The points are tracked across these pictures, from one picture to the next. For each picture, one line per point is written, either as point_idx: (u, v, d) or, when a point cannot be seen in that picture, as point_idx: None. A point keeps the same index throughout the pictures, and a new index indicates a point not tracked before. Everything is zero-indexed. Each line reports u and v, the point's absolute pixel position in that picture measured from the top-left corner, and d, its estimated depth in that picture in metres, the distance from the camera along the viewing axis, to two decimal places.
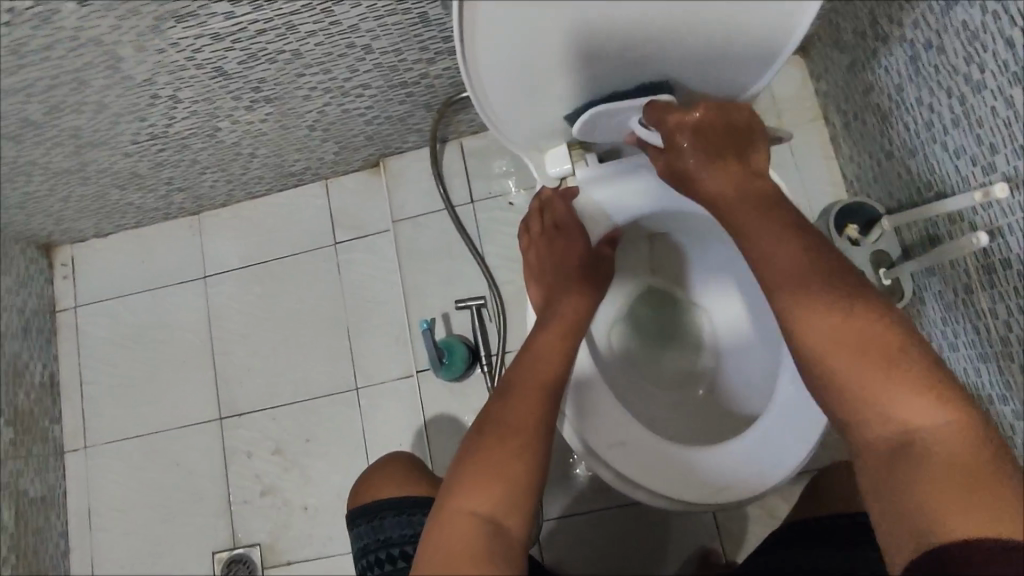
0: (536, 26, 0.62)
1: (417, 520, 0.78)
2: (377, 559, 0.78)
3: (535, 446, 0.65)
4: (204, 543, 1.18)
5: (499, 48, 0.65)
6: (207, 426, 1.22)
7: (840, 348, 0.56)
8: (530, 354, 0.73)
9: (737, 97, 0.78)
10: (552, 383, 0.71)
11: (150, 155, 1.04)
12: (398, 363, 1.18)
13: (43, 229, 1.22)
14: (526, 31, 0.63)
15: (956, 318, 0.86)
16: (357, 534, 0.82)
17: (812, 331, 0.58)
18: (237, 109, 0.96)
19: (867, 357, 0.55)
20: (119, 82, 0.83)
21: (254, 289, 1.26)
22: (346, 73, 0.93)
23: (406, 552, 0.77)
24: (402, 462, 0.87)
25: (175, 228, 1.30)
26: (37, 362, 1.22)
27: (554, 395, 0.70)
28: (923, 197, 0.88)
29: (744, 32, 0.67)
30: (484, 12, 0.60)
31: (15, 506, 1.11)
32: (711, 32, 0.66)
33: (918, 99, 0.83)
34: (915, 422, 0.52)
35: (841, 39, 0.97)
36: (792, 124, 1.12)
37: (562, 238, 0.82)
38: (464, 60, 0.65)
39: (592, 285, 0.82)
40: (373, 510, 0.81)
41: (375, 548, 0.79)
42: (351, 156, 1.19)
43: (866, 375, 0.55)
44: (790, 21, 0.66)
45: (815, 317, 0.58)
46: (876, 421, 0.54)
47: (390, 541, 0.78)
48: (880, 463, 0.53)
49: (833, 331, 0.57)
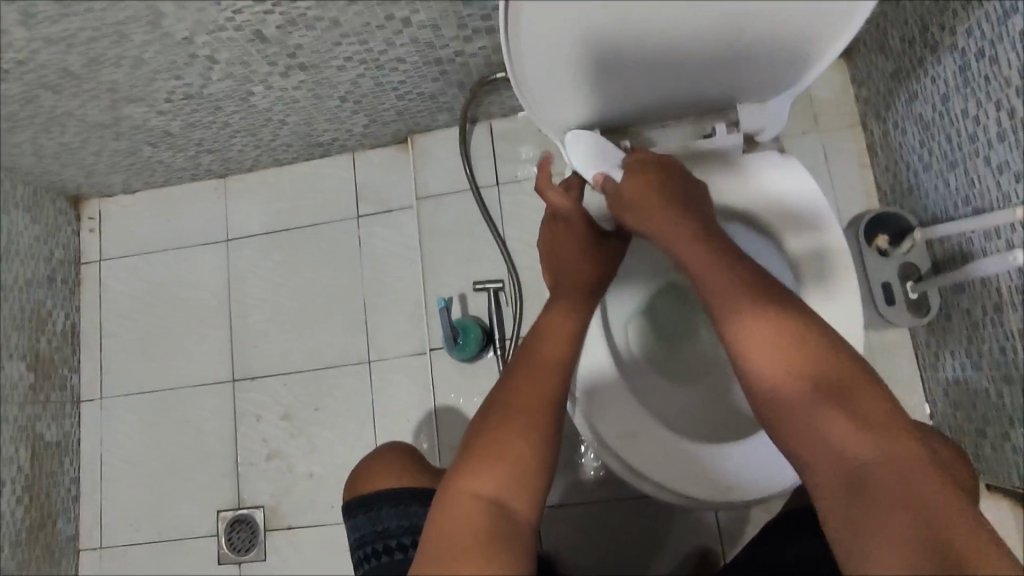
0: (583, 18, 0.63)
1: (414, 511, 0.79)
2: (374, 551, 0.78)
3: (541, 425, 0.65)
4: (210, 502, 1.20)
5: (546, 46, 0.66)
6: (220, 387, 1.24)
7: (800, 380, 0.57)
8: (537, 336, 0.74)
9: (787, 92, 0.77)
10: (559, 365, 0.71)
11: (183, 115, 1.05)
12: (412, 339, 1.19)
13: (74, 180, 1.23)
14: (571, 17, 0.62)
15: (982, 337, 0.85)
16: (353, 525, 0.82)
17: (769, 363, 0.59)
18: (272, 75, 0.96)
19: (819, 387, 0.56)
20: (159, 38, 0.84)
21: (275, 255, 1.26)
22: (382, 45, 0.92)
23: (402, 543, 0.77)
24: (398, 451, 0.87)
25: (201, 189, 1.31)
26: (59, 312, 1.25)
27: (563, 376, 0.70)
28: (960, 211, 0.86)
29: (793, 27, 0.66)
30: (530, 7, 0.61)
31: (31, 449, 1.14)
32: (761, 24, 0.65)
33: (964, 111, 0.81)
34: (875, 455, 0.53)
35: (888, 45, 0.95)
36: (827, 129, 1.09)
37: (563, 224, 0.82)
38: (506, 42, 0.65)
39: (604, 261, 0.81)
40: (370, 501, 0.81)
41: (372, 540, 0.79)
42: (380, 130, 1.19)
43: (828, 406, 0.56)
44: (841, 17, 0.65)
45: (770, 346, 0.59)
46: (842, 460, 0.54)
47: (388, 532, 0.78)
48: (844, 497, 0.53)
49: (791, 362, 0.58)
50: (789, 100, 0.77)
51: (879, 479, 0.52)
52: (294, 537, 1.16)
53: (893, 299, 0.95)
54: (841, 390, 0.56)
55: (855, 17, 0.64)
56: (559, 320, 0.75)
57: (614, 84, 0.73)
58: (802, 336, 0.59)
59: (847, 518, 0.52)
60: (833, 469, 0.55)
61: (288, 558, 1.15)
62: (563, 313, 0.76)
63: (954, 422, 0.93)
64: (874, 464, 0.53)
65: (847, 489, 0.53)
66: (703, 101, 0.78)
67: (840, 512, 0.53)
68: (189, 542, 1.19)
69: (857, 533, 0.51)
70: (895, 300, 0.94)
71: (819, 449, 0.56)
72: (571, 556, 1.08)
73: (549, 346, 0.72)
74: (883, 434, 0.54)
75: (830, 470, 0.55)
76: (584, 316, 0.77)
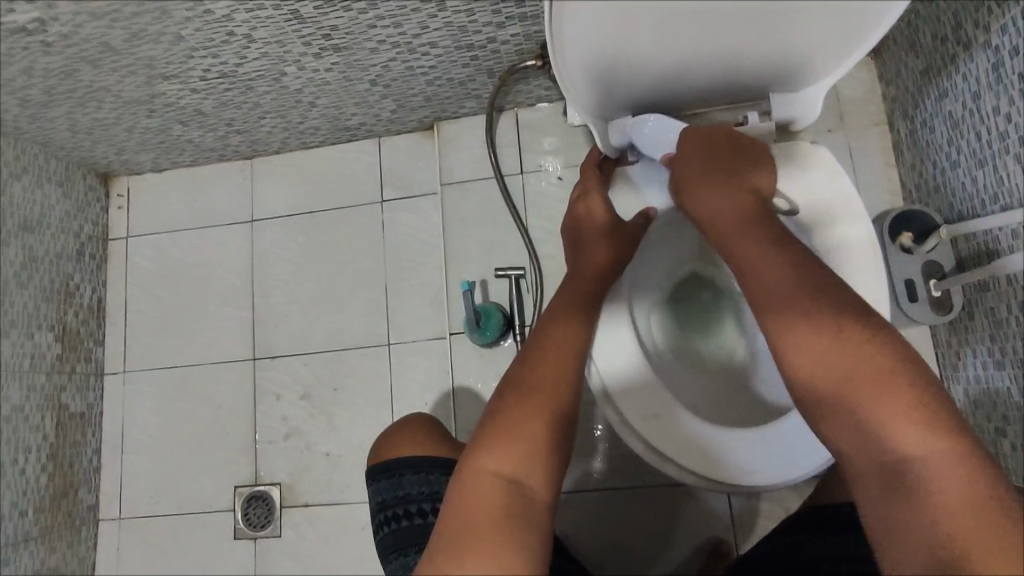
0: (623, 14, 0.63)
1: (434, 479, 0.81)
2: (394, 514, 0.80)
3: (556, 405, 0.66)
4: (228, 477, 1.22)
5: (584, 40, 0.67)
6: (241, 364, 1.26)
7: (836, 371, 0.60)
8: (553, 317, 0.75)
9: (812, 82, 0.78)
10: (574, 347, 0.72)
11: (216, 94, 1.06)
12: (432, 323, 1.20)
13: (105, 157, 1.25)
14: (614, 11, 0.63)
15: (1006, 335, 0.85)
16: (374, 490, 0.84)
17: (808, 360, 0.62)
18: (306, 56, 0.98)
19: (857, 383, 0.59)
20: (200, 14, 0.86)
21: (298, 237, 1.28)
22: (416, 29, 0.93)
23: (422, 509, 0.79)
24: (420, 420, 0.88)
25: (229, 170, 1.33)
26: (87, 286, 1.27)
27: (579, 357, 0.72)
28: (988, 209, 0.86)
29: (830, 21, 0.66)
30: (573, 7, 0.62)
31: (57, 418, 1.16)
32: (800, 19, 0.65)
33: (995, 108, 0.81)
34: (910, 445, 0.56)
35: (919, 42, 0.95)
36: (853, 127, 1.10)
37: (584, 205, 0.83)
38: (548, 33, 0.65)
39: (625, 244, 0.81)
40: (391, 466, 0.83)
41: (393, 504, 0.81)
42: (406, 116, 1.21)
43: (864, 394, 0.59)
44: (879, 13, 0.65)
45: (810, 345, 0.62)
46: (878, 448, 0.58)
47: (408, 497, 0.80)
48: (878, 489, 0.58)
49: (827, 358, 0.61)
50: (823, 89, 0.78)
51: (913, 473, 0.56)
52: (309, 515, 1.17)
53: (916, 297, 0.96)
54: (881, 387, 0.58)
55: (893, 13, 0.65)
56: (574, 303, 0.77)
57: (648, 74, 0.74)
58: (840, 330, 0.61)
59: (880, 508, 0.57)
60: (870, 459, 0.59)
61: (303, 534, 1.17)
62: (577, 298, 0.77)
63: (973, 421, 0.93)
64: (910, 458, 0.56)
65: (882, 481, 0.58)
66: (735, 90, 0.79)
67: (874, 503, 0.58)
68: (206, 515, 1.21)
69: (886, 513, 0.57)
70: (918, 297, 0.96)
71: (853, 435, 0.60)
72: (584, 543, 1.09)
73: (566, 327, 0.74)
74: (919, 427, 0.56)
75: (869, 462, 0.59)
76: (596, 298, 0.78)
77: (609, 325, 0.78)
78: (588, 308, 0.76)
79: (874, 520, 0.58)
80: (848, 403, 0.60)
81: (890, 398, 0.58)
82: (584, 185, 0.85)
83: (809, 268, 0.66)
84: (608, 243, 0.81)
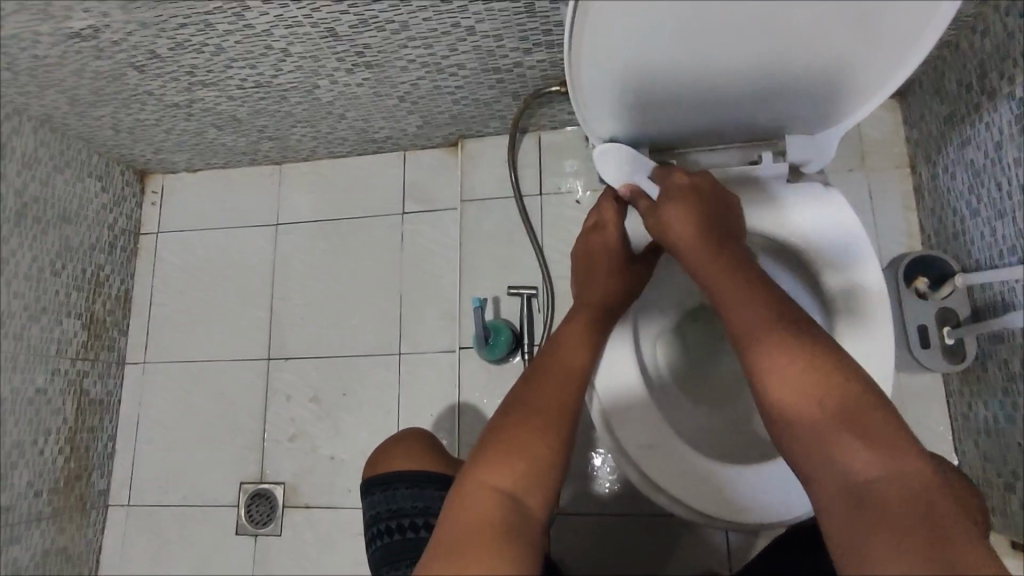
0: (642, 29, 0.67)
1: (429, 494, 0.83)
2: (387, 528, 0.82)
3: (560, 432, 0.66)
4: (235, 473, 1.24)
5: (605, 55, 0.70)
6: (255, 363, 1.29)
7: (802, 388, 0.58)
8: (557, 346, 0.76)
9: (850, 109, 0.79)
10: (581, 372, 0.74)
11: (251, 102, 1.11)
12: (444, 337, 1.22)
13: (143, 155, 1.31)
14: (633, 25, 0.66)
15: (1018, 390, 0.84)
16: (370, 502, 0.86)
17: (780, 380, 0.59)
18: (338, 71, 1.01)
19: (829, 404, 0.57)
20: (241, 28, 0.90)
21: (319, 243, 1.32)
22: (446, 51, 0.97)
23: (415, 523, 0.81)
24: (417, 437, 0.91)
25: (259, 174, 1.38)
26: (116, 277, 1.31)
27: (581, 384, 0.72)
28: (1006, 261, 0.85)
29: (864, 41, 0.68)
30: (595, 20, 0.66)
31: (77, 402, 1.20)
32: (830, 40, 0.67)
33: (1016, 160, 0.81)
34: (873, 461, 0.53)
35: (944, 88, 0.95)
36: (875, 168, 1.09)
37: (597, 234, 0.85)
38: (569, 45, 0.68)
39: (627, 276, 0.84)
40: (387, 479, 0.85)
41: (386, 517, 0.82)
42: (432, 132, 1.24)
43: (836, 414, 0.56)
44: (913, 39, 0.67)
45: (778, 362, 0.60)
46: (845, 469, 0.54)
47: (401, 511, 0.82)
48: (845, 508, 0.53)
49: (798, 376, 0.58)
50: (863, 115, 0.79)
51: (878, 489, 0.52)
52: (310, 516, 1.19)
53: (929, 343, 0.96)
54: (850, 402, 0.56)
55: (930, 36, 0.67)
56: (582, 328, 0.78)
57: (669, 96, 0.77)
58: (807, 346, 0.60)
59: (846, 524, 0.52)
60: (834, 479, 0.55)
61: (303, 533, 1.19)
62: (582, 326, 0.78)
63: (981, 474, 0.92)
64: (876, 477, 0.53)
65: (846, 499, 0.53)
66: (764, 116, 0.81)
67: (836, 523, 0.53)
68: (210, 509, 1.23)
69: (853, 528, 0.51)
70: (930, 342, 0.96)
71: (816, 452, 0.57)
72: (577, 566, 1.08)
73: (572, 353, 0.75)
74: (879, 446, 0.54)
75: (830, 475, 0.55)
76: (600, 330, 0.79)
77: (613, 355, 0.80)
78: (593, 337, 0.77)
79: (836, 533, 0.53)
80: (823, 424, 0.57)
81: (866, 412, 0.55)
82: (600, 217, 0.85)
83: (761, 284, 0.66)
84: (614, 277, 0.83)
